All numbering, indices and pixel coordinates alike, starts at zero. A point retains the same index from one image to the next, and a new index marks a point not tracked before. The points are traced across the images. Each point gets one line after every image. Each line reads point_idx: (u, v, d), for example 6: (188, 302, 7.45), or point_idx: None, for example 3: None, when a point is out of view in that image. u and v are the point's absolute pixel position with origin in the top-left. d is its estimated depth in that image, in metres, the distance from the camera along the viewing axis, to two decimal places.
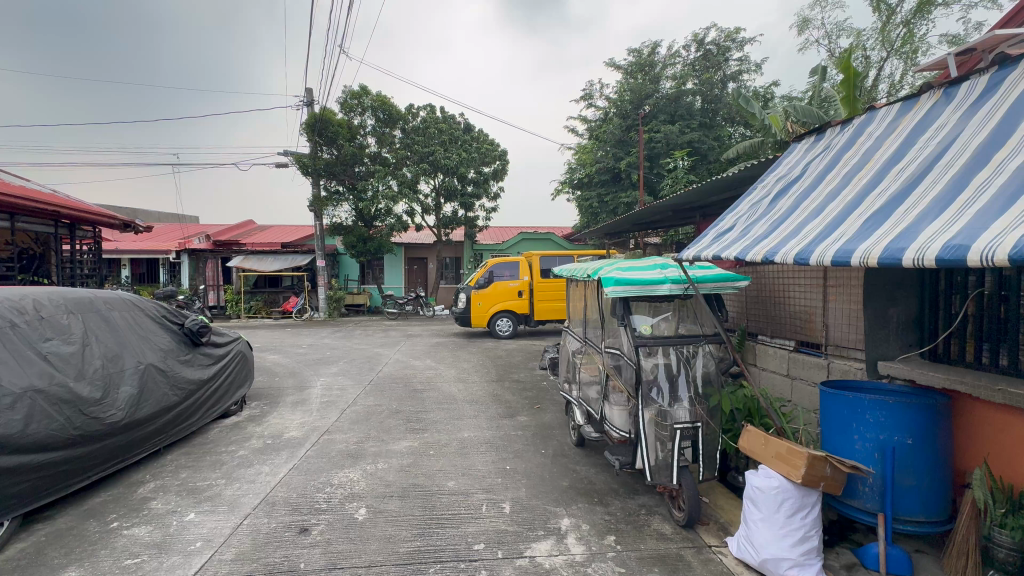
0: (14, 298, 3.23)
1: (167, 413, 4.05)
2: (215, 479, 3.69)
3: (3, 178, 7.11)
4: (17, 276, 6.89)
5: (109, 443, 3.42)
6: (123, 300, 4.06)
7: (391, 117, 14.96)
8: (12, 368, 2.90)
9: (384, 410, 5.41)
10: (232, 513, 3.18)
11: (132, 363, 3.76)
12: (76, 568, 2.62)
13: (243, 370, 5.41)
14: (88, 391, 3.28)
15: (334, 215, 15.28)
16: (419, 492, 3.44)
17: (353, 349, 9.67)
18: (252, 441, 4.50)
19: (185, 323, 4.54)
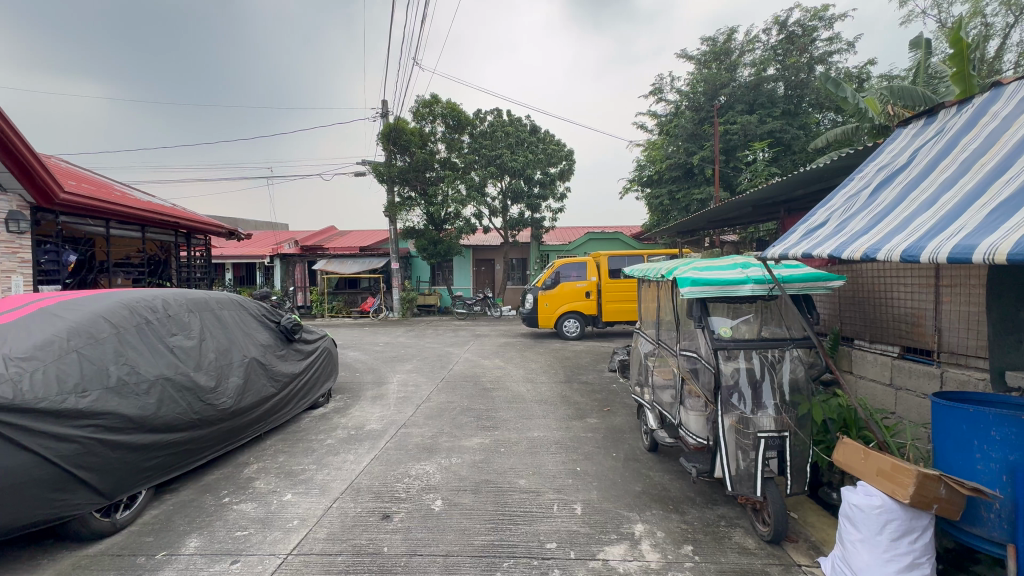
0: (148, 298, 3.72)
1: (266, 402, 4.48)
2: (308, 465, 4.03)
3: (135, 195, 8.24)
4: (147, 280, 7.95)
5: (220, 427, 3.85)
6: (232, 300, 4.55)
7: (460, 123, 15.42)
8: (147, 358, 3.36)
9: (456, 407, 5.60)
10: (323, 496, 3.46)
11: (239, 356, 4.20)
12: (198, 535, 2.99)
13: (329, 365, 5.85)
14: (205, 380, 3.71)
15: (407, 220, 16.02)
16: (492, 488, 3.53)
17: (426, 347, 10.09)
18: (338, 431, 4.86)
19: (281, 321, 5.00)
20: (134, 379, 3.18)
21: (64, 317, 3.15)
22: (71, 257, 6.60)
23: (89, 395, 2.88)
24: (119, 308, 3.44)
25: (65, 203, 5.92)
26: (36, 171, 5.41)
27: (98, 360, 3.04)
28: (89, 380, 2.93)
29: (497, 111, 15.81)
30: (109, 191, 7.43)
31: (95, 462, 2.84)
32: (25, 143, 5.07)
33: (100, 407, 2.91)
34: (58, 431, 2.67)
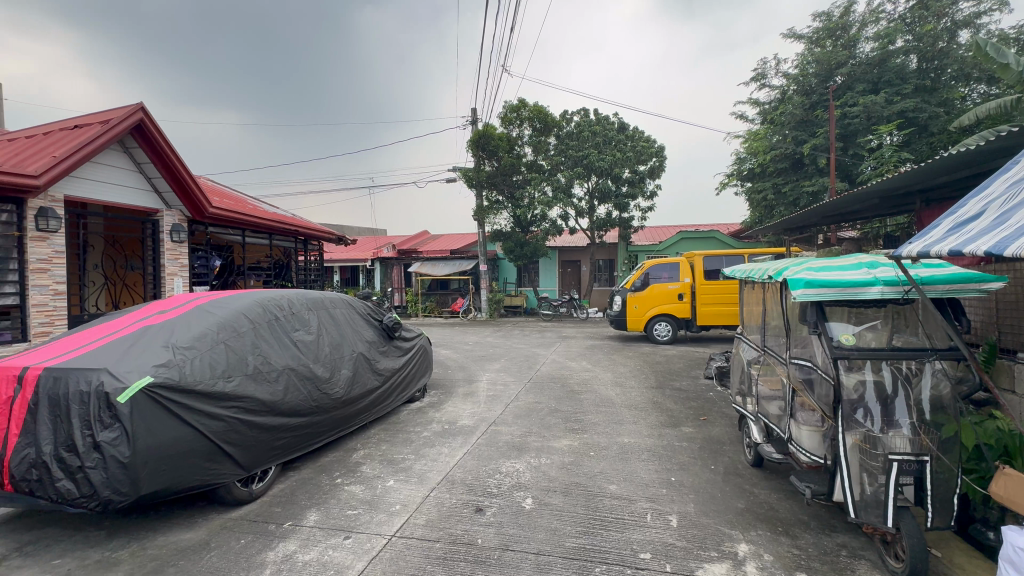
0: (277, 297, 4.23)
1: (371, 394, 4.88)
2: (407, 454, 4.32)
3: (264, 208, 9.43)
4: (274, 282, 9.06)
5: (333, 414, 4.26)
6: (343, 299, 5.00)
7: (546, 125, 15.52)
8: (277, 350, 3.82)
9: (544, 408, 5.64)
10: (421, 485, 3.69)
11: (349, 351, 4.61)
12: (316, 510, 3.34)
13: (424, 362, 6.20)
14: (322, 371, 4.14)
15: (494, 224, 16.45)
16: (582, 492, 3.49)
17: (513, 347, 10.29)
18: (434, 425, 5.14)
19: (383, 320, 5.39)
20: (266, 368, 3.64)
21: (215, 313, 3.68)
22: (217, 262, 7.68)
23: (233, 380, 3.34)
24: (254, 306, 3.96)
25: (212, 215, 6.95)
26: (192, 191, 6.45)
27: (240, 350, 3.53)
28: (233, 367, 3.40)
29: (584, 111, 15.66)
30: (243, 205, 8.58)
31: (237, 438, 3.30)
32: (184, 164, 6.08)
33: (241, 391, 3.37)
34: (210, 409, 3.15)
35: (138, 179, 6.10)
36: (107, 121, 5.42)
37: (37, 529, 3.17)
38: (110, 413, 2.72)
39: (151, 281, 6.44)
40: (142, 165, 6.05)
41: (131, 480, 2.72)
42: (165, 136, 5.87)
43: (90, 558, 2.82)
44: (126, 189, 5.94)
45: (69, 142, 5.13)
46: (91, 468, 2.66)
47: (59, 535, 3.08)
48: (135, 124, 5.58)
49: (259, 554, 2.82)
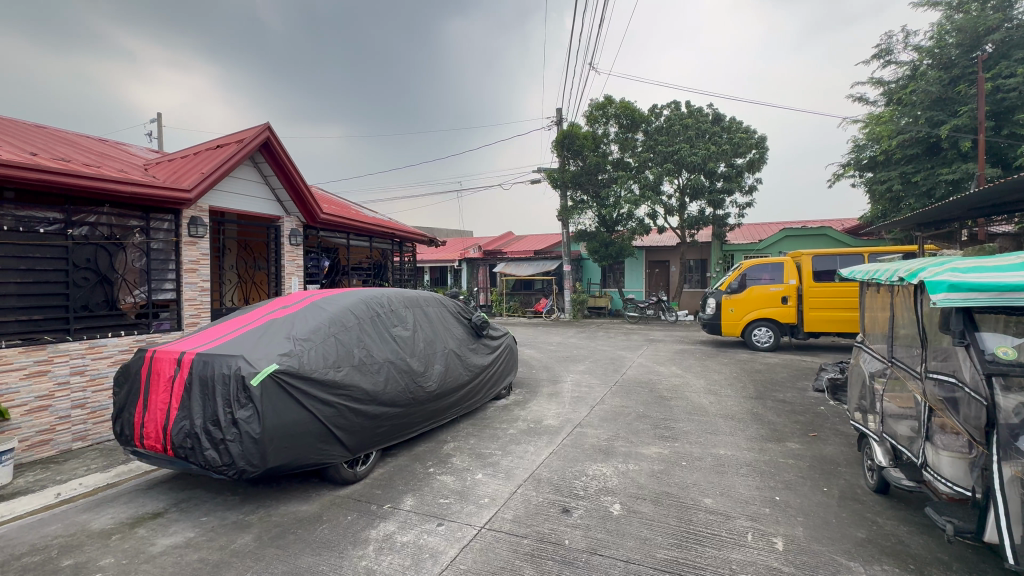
0: (378, 295, 4.56)
1: (462, 388, 5.09)
2: (495, 450, 4.44)
3: (365, 213, 10.24)
4: (371, 280, 9.72)
5: (427, 407, 4.51)
6: (436, 297, 5.24)
7: (634, 121, 15.04)
8: (378, 344, 4.13)
9: (632, 413, 5.48)
10: (508, 481, 3.77)
11: (441, 347, 4.84)
12: (412, 496, 3.56)
13: (510, 361, 6.33)
14: (417, 365, 4.40)
15: (579, 224, 16.30)
16: (675, 504, 3.33)
17: (597, 349, 10.14)
18: (519, 423, 5.22)
19: (473, 318, 5.57)
20: (370, 360, 3.95)
21: (326, 308, 4.07)
22: (324, 263, 8.50)
23: (341, 370, 3.67)
24: (359, 303, 4.30)
25: (322, 220, 7.71)
26: (306, 199, 7.20)
27: (347, 343, 3.86)
28: (342, 358, 3.74)
29: (674, 104, 14.97)
30: (347, 210, 9.38)
31: (345, 423, 3.62)
32: (299, 174, 6.80)
33: (348, 380, 3.69)
34: (323, 396, 3.49)
35: (264, 190, 6.93)
36: (241, 140, 6.22)
37: (189, 489, 3.74)
38: (245, 394, 3.12)
39: (274, 279, 7.28)
40: (267, 177, 6.87)
41: (260, 454, 3.11)
42: (286, 151, 6.62)
43: (228, 519, 3.26)
44: (255, 199, 6.77)
45: (213, 160, 5.96)
46: (230, 441, 3.08)
47: (205, 497, 3.61)
48: (263, 141, 6.35)
49: (363, 531, 3.07)
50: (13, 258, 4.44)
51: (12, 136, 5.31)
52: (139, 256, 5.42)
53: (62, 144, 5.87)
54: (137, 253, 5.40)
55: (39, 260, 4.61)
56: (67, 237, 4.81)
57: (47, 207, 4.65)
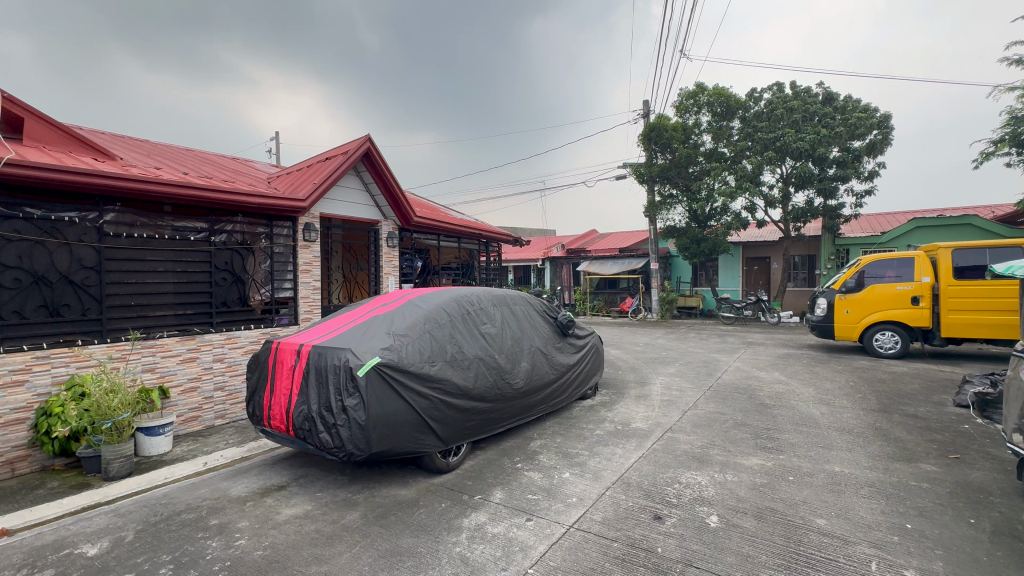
0: (468, 294, 4.73)
1: (548, 387, 5.13)
2: (582, 450, 4.40)
3: (453, 215, 10.67)
4: (460, 280, 10.12)
5: (514, 403, 4.61)
6: (523, 296, 5.30)
7: (730, 108, 14.04)
8: (469, 341, 4.28)
9: (729, 420, 5.12)
10: (597, 482, 3.72)
11: (527, 345, 4.90)
12: (501, 489, 3.65)
13: (597, 360, 6.25)
14: (504, 362, 4.51)
15: (667, 219, 15.57)
16: (782, 522, 3.05)
17: (688, 351, 9.63)
18: (606, 424, 5.13)
19: (558, 317, 5.56)
20: (460, 357, 4.11)
21: (421, 306, 4.30)
22: (417, 263, 9.00)
23: (436, 365, 3.87)
24: (451, 301, 4.50)
25: (416, 222, 8.18)
26: (402, 203, 7.68)
27: (441, 339, 4.06)
28: (436, 354, 3.94)
29: (777, 86, 13.73)
30: (437, 213, 9.85)
31: (438, 415, 3.82)
32: (394, 180, 7.26)
33: (441, 374, 3.88)
34: (419, 388, 3.71)
35: (365, 196, 7.50)
36: (346, 151, 6.79)
37: (306, 467, 4.19)
38: (353, 384, 3.41)
39: (374, 279, 7.87)
40: (367, 184, 7.43)
41: (366, 439, 3.39)
42: (384, 159, 7.12)
43: (339, 496, 3.60)
44: (358, 205, 7.37)
45: (323, 171, 6.58)
46: (341, 426, 3.39)
47: (319, 475, 4.01)
48: (364, 151, 6.89)
49: (456, 519, 3.22)
50: (172, 262, 5.29)
51: (170, 159, 6.31)
52: (264, 259, 6.17)
53: (205, 164, 6.85)
54: (263, 257, 6.16)
55: (190, 264, 5.45)
56: (211, 244, 5.62)
57: (196, 219, 5.49)
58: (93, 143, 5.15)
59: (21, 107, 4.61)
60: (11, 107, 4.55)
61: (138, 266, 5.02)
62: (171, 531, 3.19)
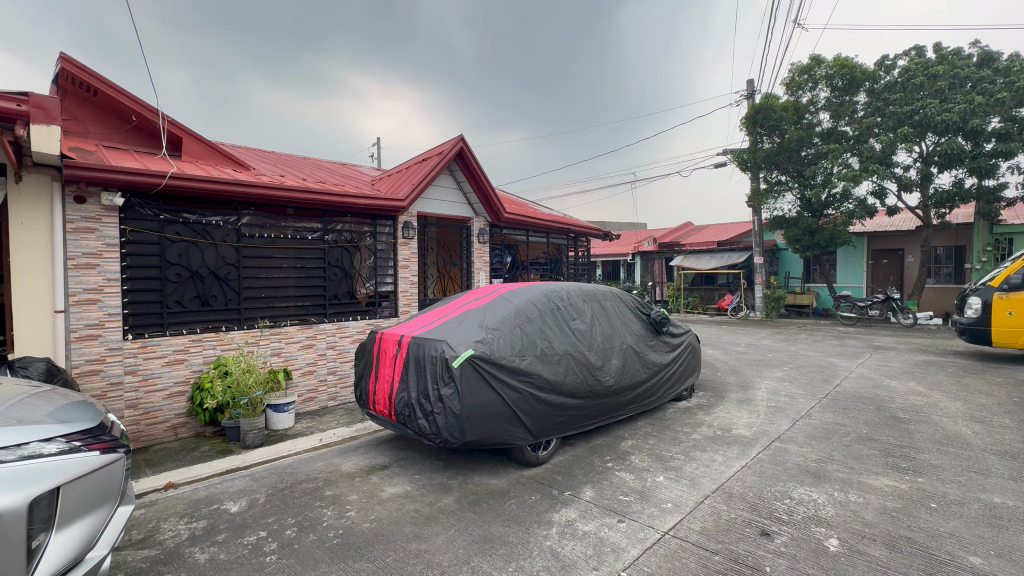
0: (557, 289, 4.70)
1: (639, 386, 4.94)
2: (677, 454, 4.19)
3: (542, 210, 10.70)
4: (548, 275, 10.14)
5: (604, 401, 4.52)
6: (614, 292, 5.15)
7: (853, 81, 12.42)
8: (559, 336, 4.27)
9: (851, 433, 4.55)
10: (694, 488, 3.52)
11: (618, 342, 4.77)
12: (591, 488, 3.60)
13: (693, 361, 5.90)
14: (594, 359, 4.43)
15: (774, 209, 14.23)
16: (922, 556, 2.63)
17: (799, 354, 8.70)
18: (704, 428, 4.83)
19: (651, 313, 5.32)
20: (550, 352, 4.11)
21: (512, 301, 4.36)
22: (507, 259, 9.17)
23: (526, 359, 3.91)
24: (541, 296, 4.51)
25: (506, 219, 8.35)
26: (493, 200, 7.85)
27: (531, 334, 4.09)
28: (527, 348, 3.98)
29: (916, 50, 11.87)
30: (527, 209, 9.96)
31: (529, 409, 3.87)
32: (485, 178, 7.45)
33: (531, 369, 3.92)
34: (510, 381, 3.78)
35: (458, 194, 7.79)
36: (440, 152, 7.11)
37: (405, 450, 4.49)
38: (449, 374, 3.57)
39: (465, 274, 8.16)
40: (460, 183, 7.71)
41: (460, 428, 3.53)
42: (477, 158, 7.35)
43: (435, 480, 3.80)
44: (451, 203, 7.70)
45: (420, 171, 6.95)
46: (437, 414, 3.57)
47: (417, 458, 4.27)
48: (457, 151, 7.16)
49: (547, 513, 3.23)
50: (293, 259, 5.94)
51: (292, 167, 7.08)
52: (369, 256, 6.69)
53: (320, 170, 7.58)
54: (367, 254, 6.67)
55: (308, 260, 6.07)
56: (325, 242, 6.21)
57: (313, 220, 6.08)
58: (232, 156, 5.94)
59: (181, 129, 5.47)
60: (174, 129, 5.43)
61: (267, 262, 5.71)
62: (294, 497, 3.61)
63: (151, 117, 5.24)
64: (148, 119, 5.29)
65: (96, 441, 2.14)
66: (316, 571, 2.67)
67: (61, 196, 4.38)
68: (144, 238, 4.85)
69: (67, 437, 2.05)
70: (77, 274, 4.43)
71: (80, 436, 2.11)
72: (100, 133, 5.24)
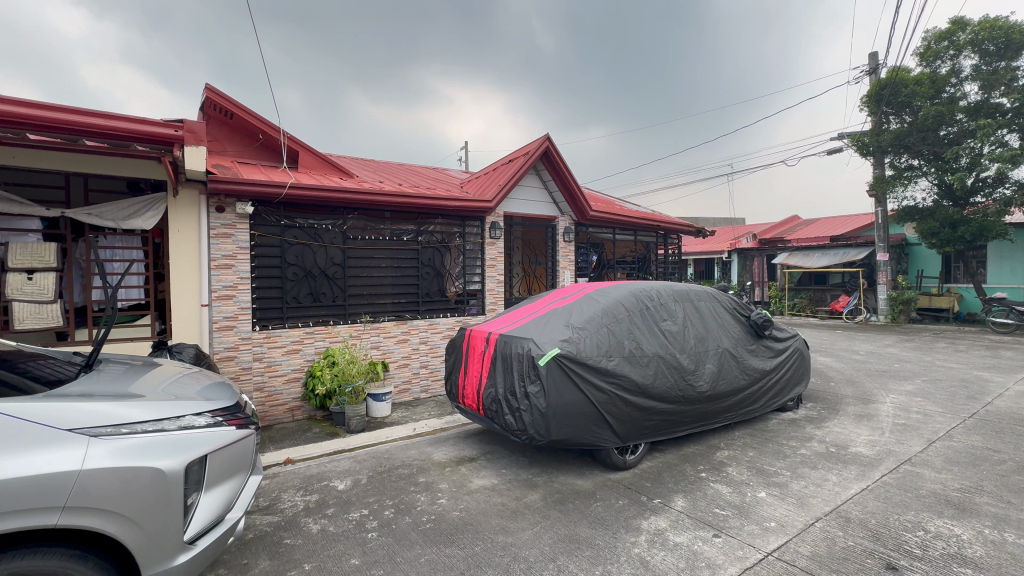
0: (646, 289, 4.52)
1: (737, 394, 4.60)
2: (782, 469, 3.83)
3: (630, 208, 10.39)
4: (636, 274, 9.80)
5: (697, 407, 4.27)
6: (709, 292, 4.84)
7: (1012, 42, 10.45)
8: (648, 337, 4.11)
9: (1007, 462, 3.83)
10: (802, 509, 3.19)
11: (714, 346, 4.47)
12: (682, 497, 3.42)
13: (801, 369, 5.36)
14: (687, 362, 4.20)
15: (902, 199, 12.46)
16: None
17: (935, 366, 7.50)
18: (814, 443, 4.37)
19: (752, 316, 4.91)
20: (639, 352, 3.98)
21: (598, 300, 4.29)
22: (593, 258, 9.03)
23: (613, 360, 3.82)
24: (629, 295, 4.37)
25: (592, 217, 8.22)
26: (578, 198, 7.78)
27: (619, 334, 3.99)
28: (614, 349, 3.89)
29: None
30: (613, 206, 9.73)
31: (616, 411, 3.78)
32: (570, 175, 7.40)
33: (619, 369, 3.82)
34: (597, 382, 3.71)
35: (543, 193, 7.83)
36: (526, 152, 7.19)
37: (491, 444, 4.62)
38: (535, 371, 3.60)
39: (550, 273, 8.17)
40: (546, 182, 7.74)
41: (546, 426, 3.55)
42: (563, 157, 7.34)
43: (521, 476, 3.86)
44: (537, 203, 7.76)
45: (506, 172, 7.09)
46: (524, 410, 3.62)
47: (503, 453, 4.37)
48: (543, 151, 7.19)
49: (634, 519, 3.14)
50: (391, 259, 6.37)
51: (390, 174, 7.61)
52: (458, 256, 6.97)
53: (414, 175, 8.05)
54: (456, 253, 6.96)
55: (404, 260, 6.48)
56: (418, 243, 6.58)
57: (408, 222, 6.47)
58: (339, 165, 6.52)
59: (298, 143, 6.13)
60: (292, 143, 6.09)
61: (368, 262, 6.19)
62: (392, 481, 3.88)
63: (274, 134, 5.93)
64: (271, 136, 5.99)
65: (233, 417, 2.47)
66: (411, 551, 2.85)
67: (206, 206, 5.12)
68: (269, 241, 5.51)
69: (212, 413, 2.40)
70: (218, 273, 5.16)
71: (222, 412, 2.45)
72: (235, 150, 6.06)
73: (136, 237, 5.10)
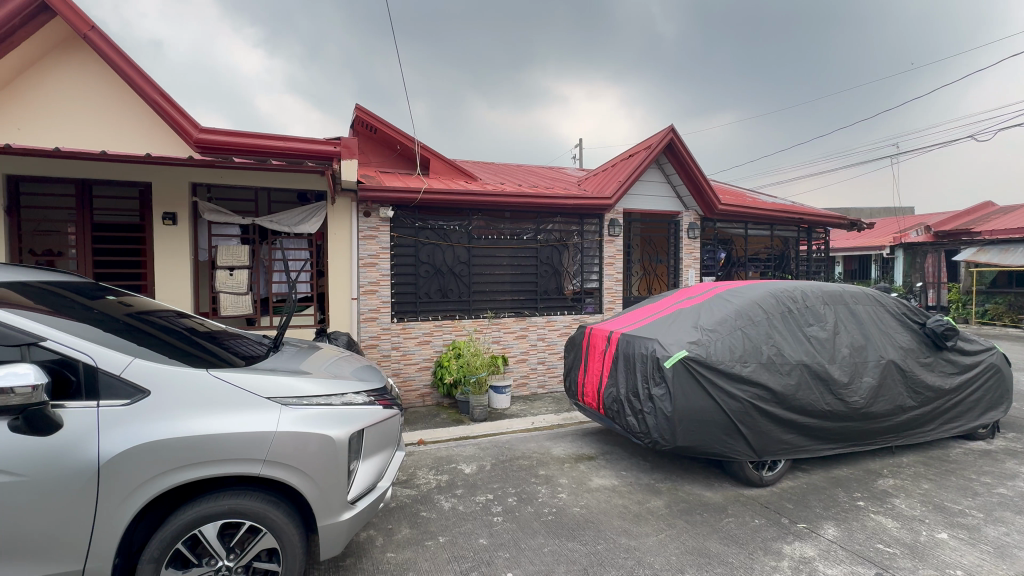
0: (789, 289, 4.06)
1: (903, 413, 3.92)
2: (971, 509, 3.17)
3: (764, 200, 9.43)
4: (771, 272, 8.87)
5: (850, 426, 3.74)
6: (868, 293, 4.18)
7: None
8: (791, 343, 3.70)
9: None
10: (1002, 560, 2.61)
11: (875, 356, 3.86)
12: (834, 526, 3.02)
13: (997, 390, 4.36)
14: (838, 373, 3.69)
15: None
16: None
17: None
18: (1019, 483, 3.54)
19: (927, 322, 4.13)
20: (780, 360, 3.60)
21: (730, 300, 3.97)
22: (720, 255, 8.38)
23: (748, 366, 3.52)
24: (768, 296, 3.96)
25: (720, 212, 7.62)
26: (705, 192, 7.27)
27: (756, 338, 3.65)
28: (750, 354, 3.57)
29: None
30: (745, 199, 8.91)
31: (750, 422, 3.47)
32: (696, 167, 6.95)
33: (755, 377, 3.50)
34: (729, 389, 3.45)
35: (665, 188, 7.47)
36: (648, 145, 6.92)
37: (611, 444, 4.56)
38: (660, 374, 3.47)
39: (673, 272, 7.78)
40: (669, 176, 7.36)
41: (671, 430, 3.40)
42: (688, 149, 6.91)
43: (643, 480, 3.76)
44: (659, 198, 7.44)
45: (626, 168, 6.91)
46: (648, 413, 3.51)
47: (623, 455, 4.29)
48: (667, 143, 6.85)
49: (775, 542, 2.85)
50: (511, 258, 6.62)
51: (510, 175, 7.90)
52: (575, 254, 6.98)
53: (533, 176, 8.25)
54: (574, 252, 6.97)
55: (523, 259, 6.68)
56: (537, 242, 6.72)
57: (527, 222, 6.65)
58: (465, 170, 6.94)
59: (429, 151, 6.66)
60: (425, 151, 6.64)
61: (491, 261, 6.51)
62: (514, 470, 4.05)
63: (409, 144, 6.53)
64: (407, 146, 6.60)
65: (382, 398, 2.79)
66: (534, 540, 2.95)
67: (356, 212, 5.83)
68: (406, 241, 6.09)
69: (366, 393, 2.73)
70: (365, 270, 5.85)
71: (374, 393, 2.78)
72: (378, 161, 6.80)
73: (304, 240, 6.01)
